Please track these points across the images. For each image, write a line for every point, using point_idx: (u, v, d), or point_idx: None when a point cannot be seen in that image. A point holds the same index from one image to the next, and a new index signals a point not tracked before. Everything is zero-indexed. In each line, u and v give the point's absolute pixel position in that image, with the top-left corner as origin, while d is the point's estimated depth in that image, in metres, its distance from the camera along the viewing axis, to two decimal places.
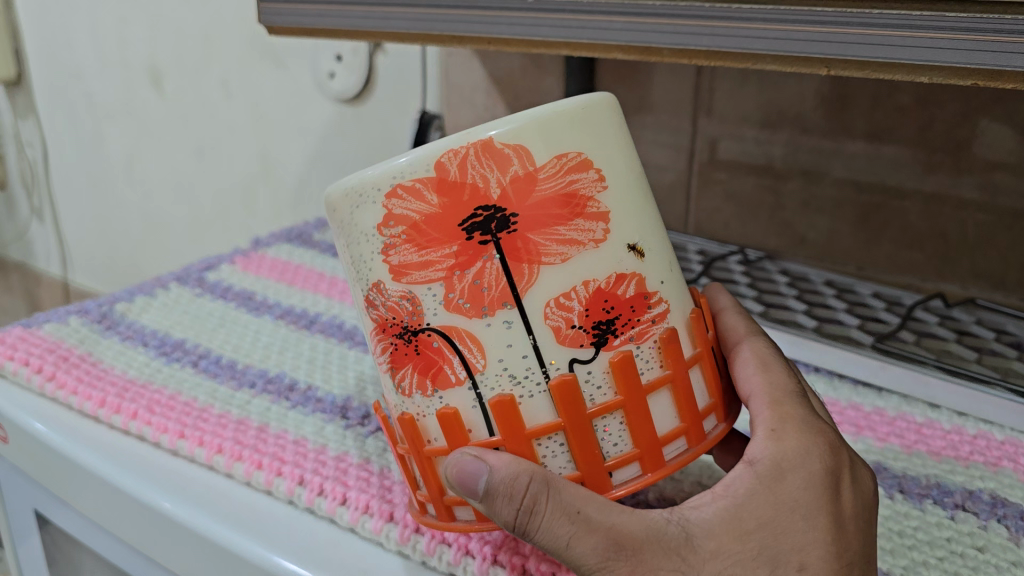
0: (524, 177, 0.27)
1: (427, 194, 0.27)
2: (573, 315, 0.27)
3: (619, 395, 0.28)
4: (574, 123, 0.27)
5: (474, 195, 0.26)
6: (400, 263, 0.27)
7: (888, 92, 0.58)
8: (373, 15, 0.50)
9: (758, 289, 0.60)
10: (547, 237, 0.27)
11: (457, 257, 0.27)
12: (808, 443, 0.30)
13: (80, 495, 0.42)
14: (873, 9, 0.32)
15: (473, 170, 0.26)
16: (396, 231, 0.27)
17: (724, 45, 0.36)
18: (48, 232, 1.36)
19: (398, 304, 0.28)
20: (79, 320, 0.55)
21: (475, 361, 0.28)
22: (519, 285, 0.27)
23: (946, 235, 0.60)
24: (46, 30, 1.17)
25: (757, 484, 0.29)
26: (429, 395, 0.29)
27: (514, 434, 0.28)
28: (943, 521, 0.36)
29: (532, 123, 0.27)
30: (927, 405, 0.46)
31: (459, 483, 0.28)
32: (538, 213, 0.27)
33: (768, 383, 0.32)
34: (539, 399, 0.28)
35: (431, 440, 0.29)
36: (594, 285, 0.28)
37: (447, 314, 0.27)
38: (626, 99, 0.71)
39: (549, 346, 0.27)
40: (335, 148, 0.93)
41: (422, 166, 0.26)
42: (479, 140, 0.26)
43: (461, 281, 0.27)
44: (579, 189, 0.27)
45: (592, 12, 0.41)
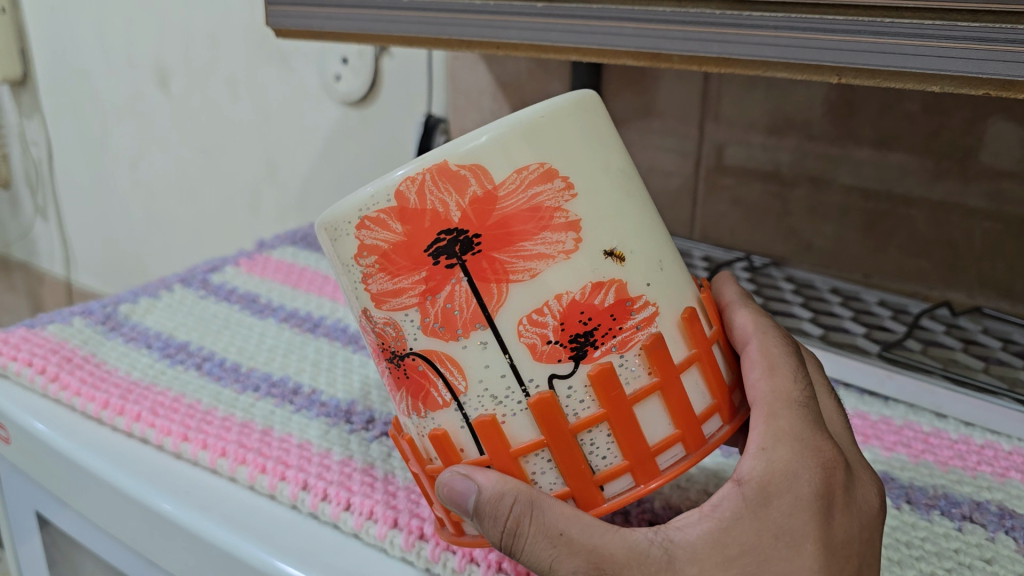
0: (484, 197, 0.26)
1: (391, 223, 0.26)
2: (546, 332, 0.27)
3: (602, 407, 0.28)
4: (534, 132, 0.26)
5: (435, 220, 0.26)
6: (378, 291, 0.28)
7: (895, 99, 0.58)
8: (381, 18, 0.50)
9: (764, 296, 0.59)
10: (514, 255, 0.26)
11: (427, 283, 0.27)
12: (800, 463, 0.29)
13: (81, 497, 0.42)
14: (886, 17, 0.31)
15: (432, 195, 0.26)
16: (369, 261, 0.27)
17: (734, 51, 0.36)
18: (51, 231, 1.36)
19: (385, 329, 0.28)
20: (83, 321, 0.54)
21: (457, 383, 0.28)
22: (489, 305, 0.27)
23: (953, 244, 0.59)
24: (52, 30, 1.17)
25: (743, 508, 0.28)
26: (423, 416, 0.29)
27: (499, 452, 0.28)
28: (952, 532, 0.36)
29: (488, 141, 0.26)
30: (934, 415, 0.46)
31: (448, 498, 0.28)
32: (501, 231, 0.26)
33: (769, 391, 0.31)
34: (521, 417, 0.28)
35: (432, 459, 0.30)
36: (567, 298, 0.27)
37: (426, 338, 0.28)
38: (632, 104, 0.71)
39: (525, 364, 0.27)
40: (340, 150, 0.93)
41: (383, 196, 0.26)
42: (436, 164, 0.26)
43: (434, 305, 0.27)
44: (543, 202, 0.26)
45: (602, 17, 0.40)
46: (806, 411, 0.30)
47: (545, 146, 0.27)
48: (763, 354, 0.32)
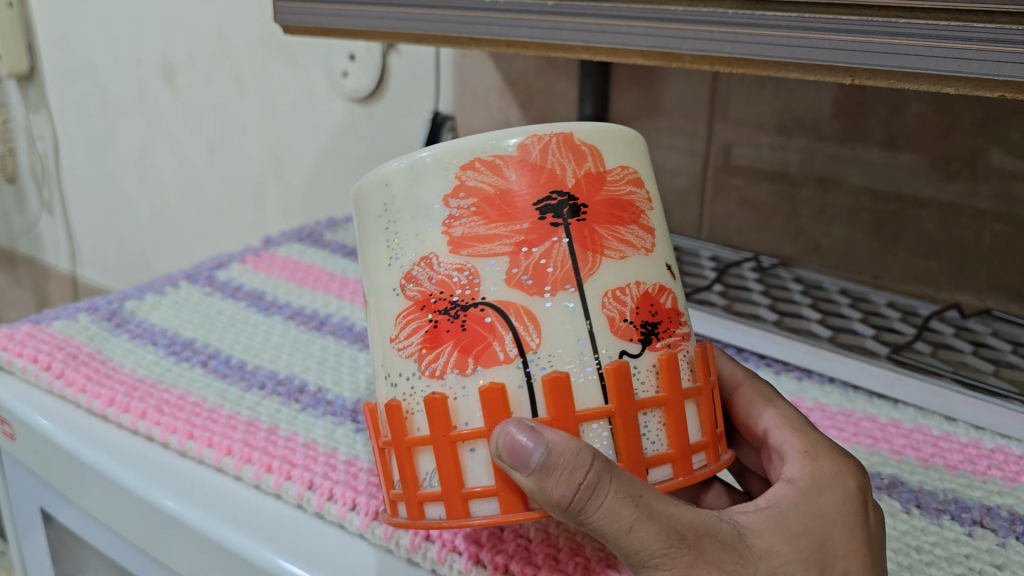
0: (596, 175, 0.28)
1: (506, 171, 0.27)
2: (625, 310, 0.27)
3: (663, 392, 0.27)
4: (631, 146, 0.29)
5: (551, 178, 0.27)
6: (462, 236, 0.27)
7: (906, 100, 0.58)
8: (390, 16, 0.50)
9: (771, 297, 0.59)
10: (611, 233, 0.27)
11: (527, 235, 0.27)
12: (840, 461, 0.32)
13: (87, 495, 0.42)
14: (900, 17, 0.31)
15: (554, 158, 0.27)
16: (464, 202, 0.27)
17: (747, 52, 0.36)
18: (58, 226, 1.36)
19: (451, 276, 0.27)
20: (89, 318, 0.54)
21: (529, 339, 0.26)
22: (582, 271, 0.27)
23: (963, 246, 0.59)
24: (60, 25, 1.17)
25: (797, 495, 0.30)
26: (469, 374, 0.27)
27: (564, 412, 0.26)
28: (961, 537, 0.35)
29: (602, 132, 0.28)
30: (943, 418, 0.45)
31: (508, 456, 0.25)
32: (604, 209, 0.27)
33: (784, 417, 0.35)
34: (591, 383, 0.26)
35: (461, 424, 0.27)
36: (643, 287, 0.28)
37: (507, 289, 0.27)
38: (640, 103, 0.71)
39: (602, 334, 0.27)
40: (347, 147, 0.93)
41: (506, 142, 0.27)
42: (563, 132, 0.27)
43: (527, 257, 0.27)
44: (635, 201, 0.28)
45: (613, 16, 0.40)
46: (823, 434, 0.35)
47: (638, 160, 0.29)
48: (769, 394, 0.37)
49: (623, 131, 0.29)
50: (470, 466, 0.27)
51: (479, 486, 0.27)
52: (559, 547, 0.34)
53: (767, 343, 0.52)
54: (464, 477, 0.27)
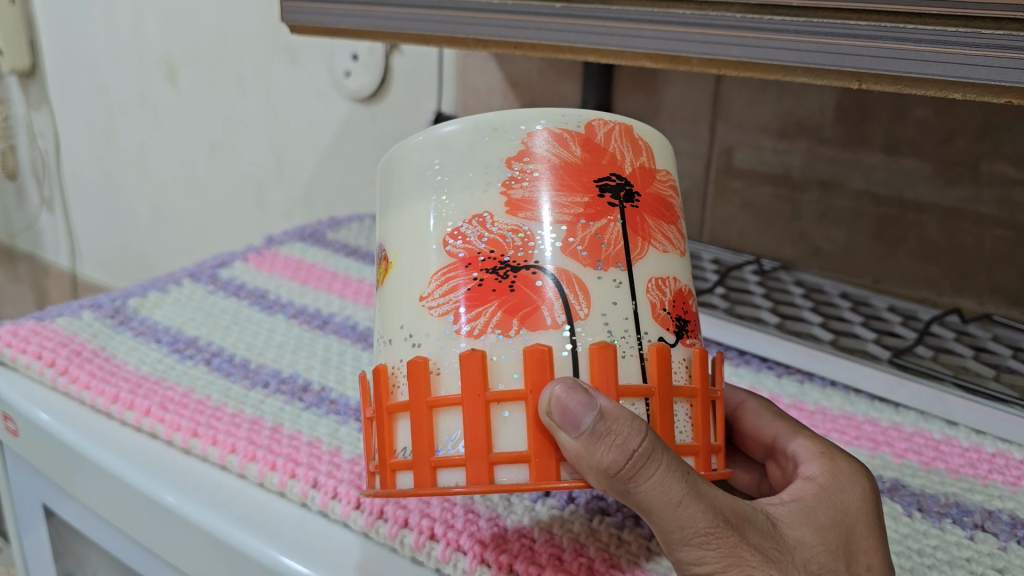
0: (647, 171, 0.29)
1: (572, 145, 0.27)
2: (665, 299, 0.27)
3: (695, 383, 0.27)
4: (669, 162, 0.30)
5: (611, 162, 0.28)
6: (521, 199, 0.27)
7: (909, 105, 0.58)
8: (397, 16, 0.50)
9: (773, 300, 0.59)
10: (657, 226, 0.28)
11: (586, 208, 0.27)
12: (855, 462, 0.33)
13: (90, 491, 0.42)
14: (908, 23, 0.31)
15: (616, 144, 0.28)
16: (528, 168, 0.27)
17: (754, 55, 0.36)
18: (58, 223, 1.36)
19: (503, 236, 0.27)
20: (92, 315, 0.55)
21: (578, 308, 0.26)
22: (632, 253, 0.27)
23: (964, 251, 0.59)
24: (62, 23, 1.17)
25: (820, 490, 0.31)
26: (512, 335, 0.26)
27: (609, 384, 0.26)
28: (963, 541, 0.35)
29: (651, 140, 0.29)
30: (944, 422, 0.46)
31: (558, 418, 0.24)
32: (653, 203, 0.28)
33: (795, 426, 0.36)
34: (631, 363, 0.26)
35: (497, 385, 0.26)
36: (678, 284, 0.28)
37: (561, 257, 0.26)
38: (643, 105, 0.71)
39: (646, 317, 0.27)
40: (349, 146, 0.93)
41: (575, 120, 0.28)
42: (624, 123, 0.29)
43: (584, 230, 0.26)
44: (673, 206, 0.29)
45: (621, 19, 0.40)
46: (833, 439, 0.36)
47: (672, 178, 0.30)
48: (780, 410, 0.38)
49: (665, 143, 0.30)
50: (501, 430, 0.26)
51: (510, 451, 0.26)
52: (563, 547, 0.34)
53: (769, 347, 0.52)
54: (492, 441, 0.26)
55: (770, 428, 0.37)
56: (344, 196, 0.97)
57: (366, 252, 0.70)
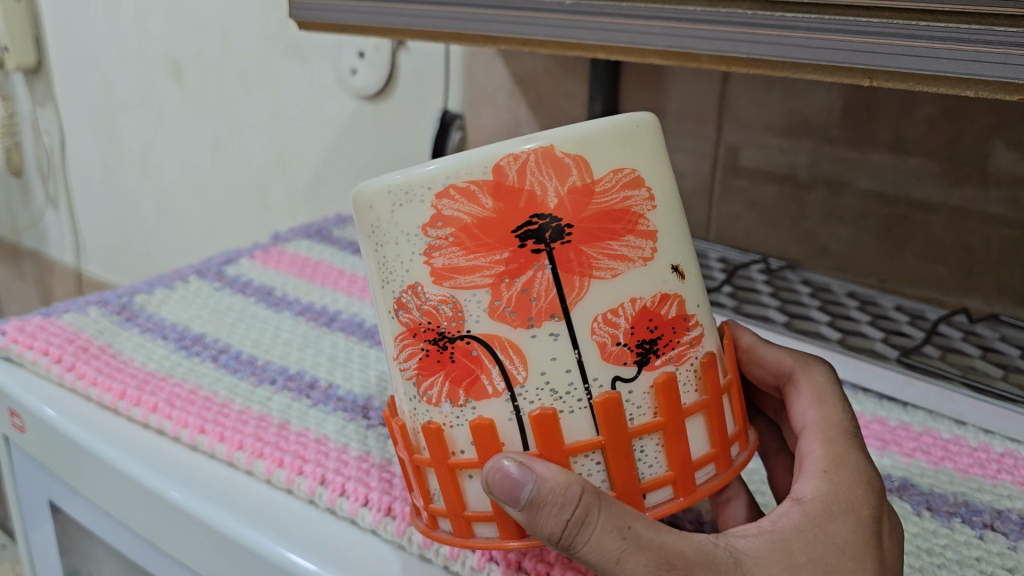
0: (582, 189, 0.26)
1: (481, 197, 0.25)
2: (618, 332, 0.27)
3: (660, 417, 0.27)
4: (626, 140, 0.26)
5: (531, 202, 0.25)
6: (444, 266, 0.26)
7: (917, 104, 0.58)
8: (405, 13, 0.50)
9: (780, 299, 0.59)
10: (601, 252, 0.26)
11: (508, 265, 0.26)
12: (859, 487, 0.31)
13: (95, 488, 0.42)
14: (920, 20, 0.31)
15: (532, 177, 0.25)
16: (443, 232, 0.26)
17: (764, 52, 0.36)
18: (62, 220, 1.36)
19: (436, 307, 0.26)
20: (99, 311, 0.55)
21: (516, 373, 0.26)
22: (569, 298, 0.26)
23: (971, 250, 0.59)
24: (68, 21, 1.17)
25: (805, 520, 0.29)
26: (460, 405, 0.27)
27: (554, 447, 0.27)
28: (972, 540, 0.35)
29: (589, 134, 0.26)
30: (953, 421, 0.45)
31: (498, 490, 0.26)
32: (592, 226, 0.26)
33: (823, 420, 0.34)
34: (579, 416, 0.27)
35: (457, 452, 0.28)
36: (640, 303, 0.27)
37: (491, 322, 0.26)
38: (650, 104, 0.71)
39: (593, 362, 0.26)
40: (355, 144, 0.93)
41: (480, 166, 0.25)
42: (542, 146, 0.25)
43: (509, 289, 0.26)
44: (632, 206, 0.26)
45: (630, 15, 0.40)
46: (856, 439, 0.33)
47: (636, 154, 0.27)
48: (831, 401, 0.35)
49: (613, 126, 0.26)
50: (469, 492, 0.28)
51: (480, 510, 0.28)
52: None
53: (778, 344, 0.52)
54: (465, 500, 0.28)
55: (800, 416, 0.35)
56: (350, 194, 0.97)
57: None
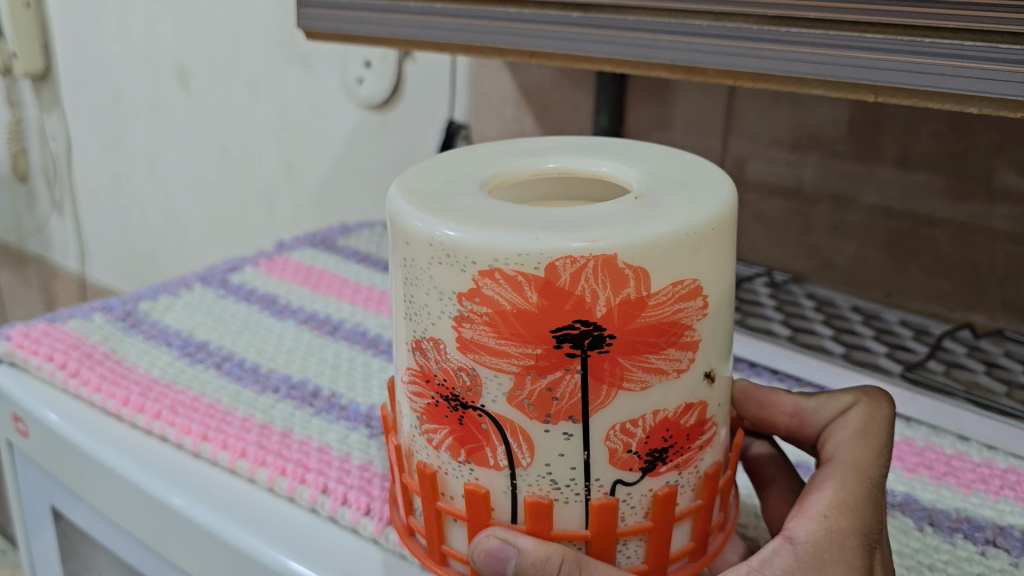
0: (635, 301, 0.24)
1: (527, 291, 0.24)
2: (632, 441, 0.26)
3: (651, 521, 0.28)
4: (695, 250, 0.25)
5: (577, 306, 0.24)
6: (471, 338, 0.25)
7: (922, 120, 0.58)
8: (413, 24, 0.50)
9: (784, 312, 0.59)
10: (635, 363, 0.25)
11: (537, 360, 0.25)
12: (857, 536, 0.29)
13: (98, 494, 0.42)
14: (925, 37, 0.31)
15: (586, 283, 0.24)
16: (478, 308, 0.25)
17: (771, 67, 0.36)
18: (68, 226, 1.37)
19: (454, 371, 0.26)
20: (103, 317, 0.55)
21: (521, 457, 0.26)
22: (591, 404, 0.25)
23: (976, 265, 0.59)
24: (77, 28, 1.18)
25: (794, 564, 0.29)
26: (459, 461, 0.27)
27: (542, 530, 0.27)
28: (974, 556, 0.35)
29: (662, 242, 0.24)
30: (956, 437, 0.45)
31: (486, 564, 0.27)
32: (635, 339, 0.25)
33: (851, 461, 0.32)
34: (573, 507, 0.27)
35: (447, 495, 0.28)
36: (662, 414, 0.26)
37: (507, 405, 0.26)
38: (655, 116, 0.71)
39: (599, 464, 0.26)
40: (360, 151, 0.93)
41: (534, 262, 0.24)
42: (605, 254, 0.24)
43: (533, 383, 0.25)
44: (682, 319, 0.25)
45: (638, 29, 0.40)
46: (873, 485, 0.31)
47: (700, 264, 0.25)
48: (866, 445, 0.32)
49: (688, 237, 0.25)
50: (452, 532, 0.29)
51: (457, 549, 0.29)
52: None
53: (782, 359, 0.52)
54: (445, 534, 0.29)
55: (834, 449, 0.33)
56: (355, 203, 0.97)
57: (377, 260, 0.69)
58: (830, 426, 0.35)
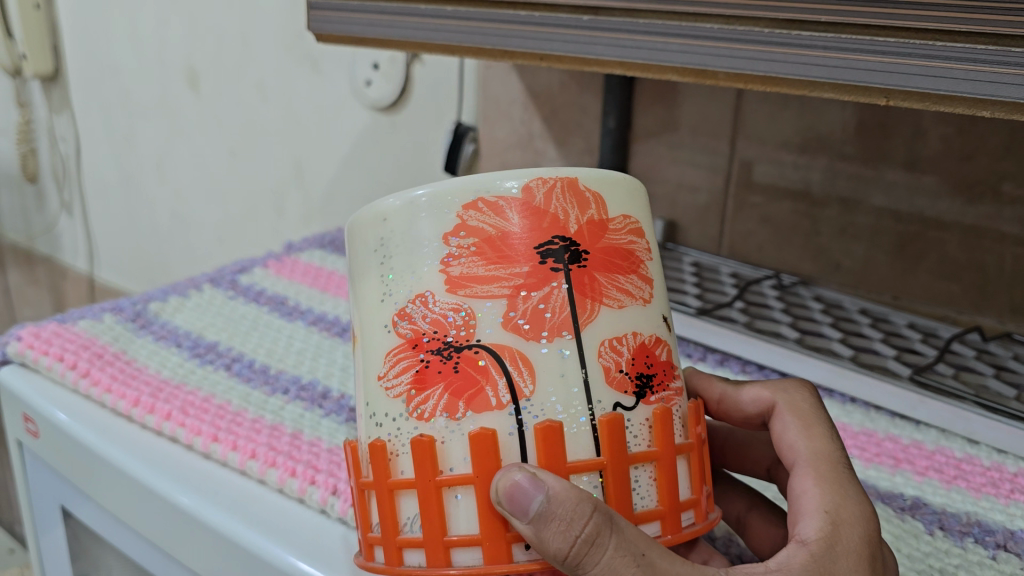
0: (598, 223, 0.28)
1: (509, 212, 0.27)
2: (622, 360, 0.27)
3: (655, 448, 0.27)
4: (630, 196, 0.29)
5: (553, 223, 0.27)
6: (460, 274, 0.27)
7: (930, 123, 0.58)
8: (424, 26, 0.50)
9: (791, 314, 0.59)
10: (610, 281, 0.27)
11: (526, 277, 0.27)
12: (859, 527, 0.29)
13: (107, 493, 0.42)
14: (937, 40, 0.31)
15: (557, 202, 0.27)
16: (465, 241, 0.27)
17: (782, 70, 0.36)
18: (77, 227, 1.37)
19: (446, 316, 0.27)
20: (114, 318, 0.55)
21: (523, 386, 0.26)
22: (580, 318, 0.27)
23: (985, 269, 0.59)
24: (87, 31, 1.19)
25: (811, 561, 0.28)
26: (457, 419, 0.26)
27: (557, 461, 0.26)
28: (984, 560, 0.35)
29: (607, 180, 0.29)
30: (965, 440, 0.45)
31: (508, 504, 0.25)
32: (605, 257, 0.28)
33: (813, 454, 0.32)
34: (583, 434, 0.26)
35: (445, 470, 0.26)
36: (640, 337, 0.28)
37: (503, 332, 0.26)
38: (663, 119, 0.71)
39: (598, 384, 0.27)
40: (369, 154, 0.93)
41: (510, 184, 0.27)
42: (568, 178, 0.28)
43: (525, 302, 0.26)
44: (636, 250, 0.29)
45: (648, 32, 0.40)
46: (848, 473, 0.32)
47: (638, 210, 0.29)
48: (816, 434, 0.33)
49: (624, 181, 0.29)
50: (453, 513, 0.26)
51: (462, 534, 0.26)
52: None
53: (788, 362, 0.52)
54: (447, 522, 0.26)
55: (790, 449, 0.33)
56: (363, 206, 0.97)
57: None
58: (773, 431, 0.35)
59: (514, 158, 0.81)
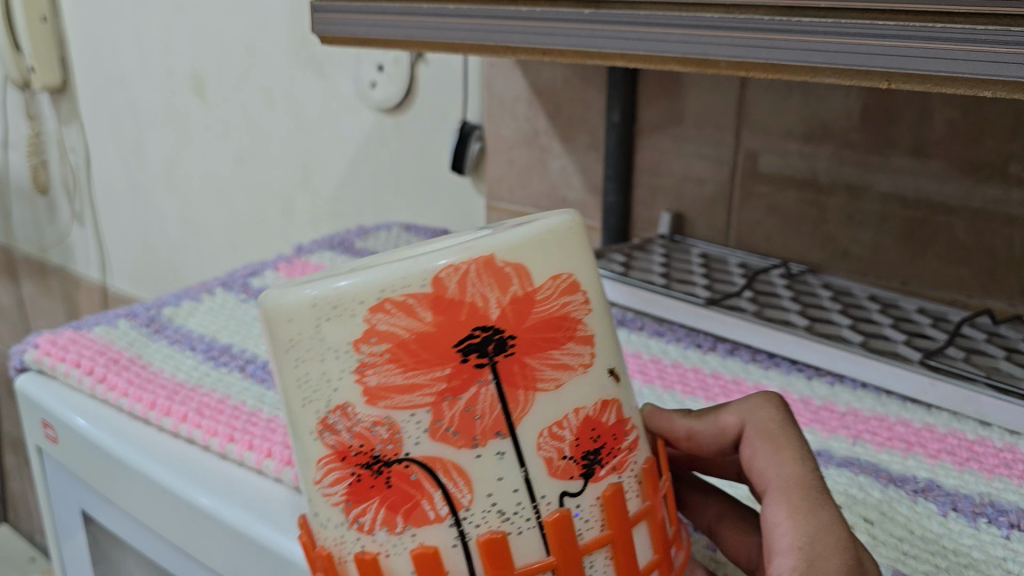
0: (524, 297, 0.25)
1: (420, 311, 0.24)
2: (564, 446, 0.25)
3: (608, 529, 0.26)
4: (555, 246, 0.26)
5: (472, 314, 0.24)
6: (378, 385, 0.24)
7: (935, 106, 0.58)
8: (426, 25, 0.51)
9: (801, 303, 0.59)
10: (544, 361, 0.25)
11: (449, 381, 0.24)
12: (834, 554, 0.27)
13: (128, 496, 0.43)
14: (937, 22, 0.32)
15: (473, 288, 0.24)
16: (377, 348, 0.24)
17: (783, 58, 0.36)
18: (88, 237, 1.38)
19: (369, 429, 0.24)
20: (128, 324, 0.56)
21: (460, 496, 0.24)
22: (513, 411, 0.24)
23: (994, 252, 0.59)
24: (94, 42, 1.20)
25: None
26: (398, 532, 0.24)
27: (506, 571, 0.24)
28: (999, 540, 0.35)
29: (526, 242, 0.25)
30: (977, 423, 0.45)
31: None
32: (534, 335, 0.25)
33: (784, 480, 0.30)
34: (527, 537, 0.25)
35: None
36: (583, 412, 0.26)
37: (432, 442, 0.24)
38: (668, 111, 0.72)
39: (540, 480, 0.25)
40: (376, 154, 0.94)
41: (419, 278, 0.24)
42: (482, 256, 0.24)
43: (451, 408, 0.24)
44: (571, 312, 0.26)
45: (649, 24, 0.41)
46: (820, 494, 0.29)
47: (568, 257, 0.26)
48: (788, 456, 0.31)
49: (549, 232, 0.26)
50: None
51: None
52: None
53: (798, 350, 0.52)
54: None
55: (764, 476, 0.31)
56: (371, 207, 0.98)
57: None
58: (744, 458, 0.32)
59: (520, 155, 0.81)
